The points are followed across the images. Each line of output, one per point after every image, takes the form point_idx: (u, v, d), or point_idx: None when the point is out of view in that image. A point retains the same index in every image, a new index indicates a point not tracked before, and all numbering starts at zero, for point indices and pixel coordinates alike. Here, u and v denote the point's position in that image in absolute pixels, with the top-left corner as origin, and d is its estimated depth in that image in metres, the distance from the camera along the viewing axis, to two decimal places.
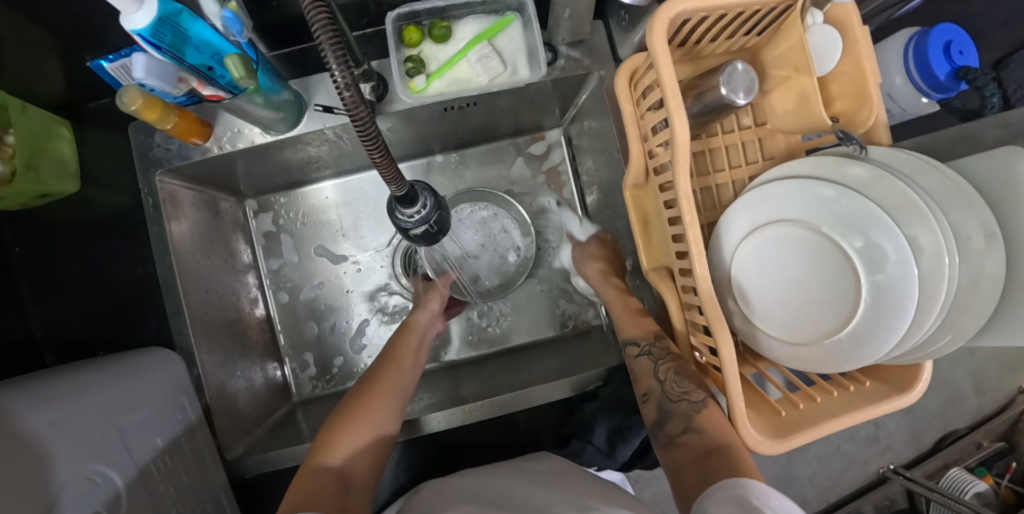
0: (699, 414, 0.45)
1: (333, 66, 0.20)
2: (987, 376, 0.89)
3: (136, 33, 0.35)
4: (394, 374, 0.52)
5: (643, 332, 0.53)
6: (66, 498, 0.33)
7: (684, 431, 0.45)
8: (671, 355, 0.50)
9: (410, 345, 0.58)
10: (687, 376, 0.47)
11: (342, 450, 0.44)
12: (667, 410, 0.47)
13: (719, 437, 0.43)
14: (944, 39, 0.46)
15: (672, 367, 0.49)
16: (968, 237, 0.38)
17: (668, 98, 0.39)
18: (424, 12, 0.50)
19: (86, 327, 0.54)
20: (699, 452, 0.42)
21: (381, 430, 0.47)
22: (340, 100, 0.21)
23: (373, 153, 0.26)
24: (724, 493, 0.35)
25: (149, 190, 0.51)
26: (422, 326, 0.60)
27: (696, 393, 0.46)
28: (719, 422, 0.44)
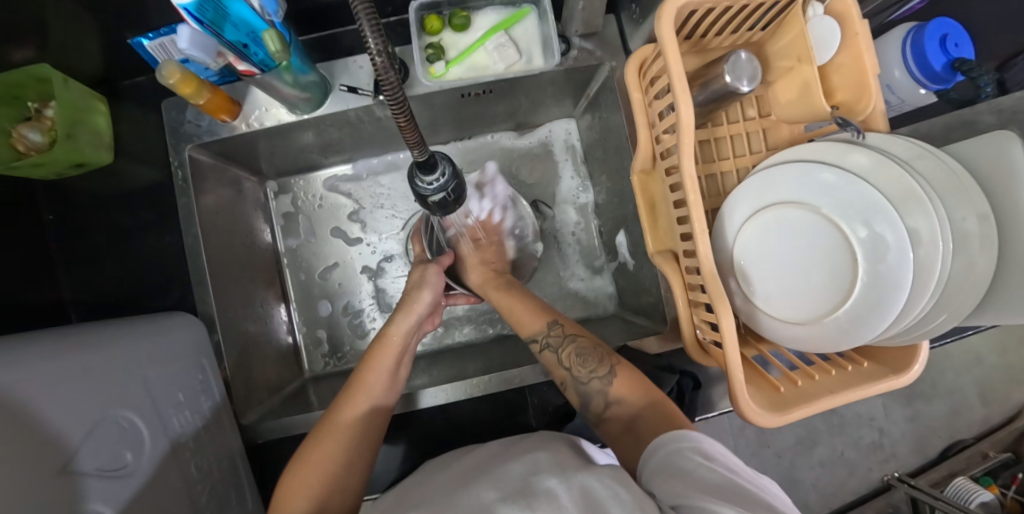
0: (611, 386, 0.47)
1: (370, 42, 0.21)
2: (994, 386, 0.88)
3: (182, 8, 0.38)
4: (357, 400, 0.48)
5: (540, 323, 0.54)
6: (96, 437, 0.36)
7: (608, 406, 0.47)
8: (567, 338, 0.52)
9: (388, 356, 0.52)
10: (588, 355, 0.49)
11: (303, 500, 0.41)
12: (585, 393, 0.48)
13: (638, 403, 0.45)
14: (940, 33, 0.48)
15: (574, 348, 0.51)
16: (961, 220, 0.40)
17: (674, 83, 0.41)
18: (445, 2, 0.53)
19: (112, 292, 0.56)
20: (626, 420, 0.45)
21: (347, 469, 0.44)
22: (373, 67, 0.22)
23: (399, 119, 0.28)
24: (666, 451, 0.37)
25: (179, 163, 0.54)
26: (401, 337, 0.54)
27: (599, 368, 0.48)
28: (630, 384, 0.47)
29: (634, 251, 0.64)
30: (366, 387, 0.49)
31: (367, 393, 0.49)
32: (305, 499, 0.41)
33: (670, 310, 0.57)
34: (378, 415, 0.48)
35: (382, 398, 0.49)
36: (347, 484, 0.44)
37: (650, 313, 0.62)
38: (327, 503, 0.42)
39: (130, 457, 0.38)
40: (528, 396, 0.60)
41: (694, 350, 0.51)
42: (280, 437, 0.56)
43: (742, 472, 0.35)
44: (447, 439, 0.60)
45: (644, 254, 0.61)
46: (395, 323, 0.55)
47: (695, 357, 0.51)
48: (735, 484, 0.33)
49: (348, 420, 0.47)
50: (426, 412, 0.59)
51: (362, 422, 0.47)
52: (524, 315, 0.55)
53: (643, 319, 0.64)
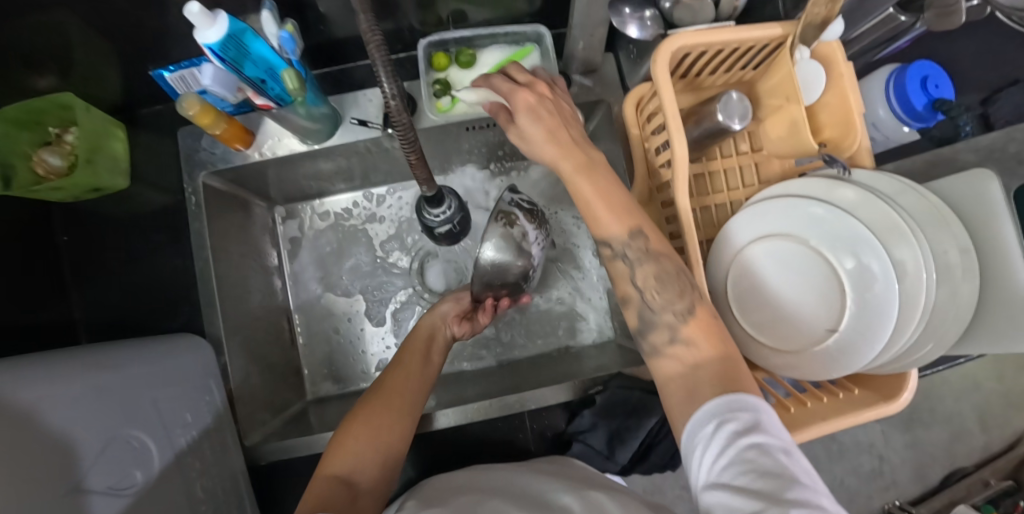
0: (685, 324, 0.38)
1: (384, 83, 0.26)
2: (993, 413, 0.89)
3: (206, 47, 0.40)
4: (405, 374, 0.51)
5: (626, 233, 0.40)
6: (106, 458, 0.36)
7: (670, 341, 0.38)
8: (649, 254, 0.40)
9: (419, 347, 0.56)
10: (668, 281, 0.40)
11: (348, 456, 0.42)
12: (647, 319, 0.40)
13: (711, 348, 0.36)
14: (920, 75, 0.51)
15: (652, 271, 0.40)
16: (944, 253, 0.42)
17: (669, 120, 0.44)
18: (452, 41, 0.56)
19: (121, 312, 0.58)
20: (686, 365, 0.36)
21: (392, 432, 0.45)
22: (387, 108, 0.26)
23: (409, 153, 0.32)
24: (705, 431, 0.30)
25: (193, 189, 0.56)
26: (431, 327, 0.59)
27: (677, 301, 0.39)
28: (707, 330, 0.37)
29: None
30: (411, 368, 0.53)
31: (406, 370, 0.52)
32: (351, 453, 0.42)
33: None
34: (419, 391, 0.51)
35: (420, 376, 0.53)
36: (393, 447, 0.45)
37: None
38: (368, 460, 0.42)
39: (140, 477, 0.38)
40: (529, 420, 0.60)
41: None
42: (284, 459, 0.56)
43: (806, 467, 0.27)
44: (449, 462, 0.60)
45: None
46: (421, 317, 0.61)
47: None
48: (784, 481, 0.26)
49: (394, 389, 0.49)
50: (429, 435, 0.60)
51: (408, 391, 0.50)
52: (605, 212, 0.40)
53: None
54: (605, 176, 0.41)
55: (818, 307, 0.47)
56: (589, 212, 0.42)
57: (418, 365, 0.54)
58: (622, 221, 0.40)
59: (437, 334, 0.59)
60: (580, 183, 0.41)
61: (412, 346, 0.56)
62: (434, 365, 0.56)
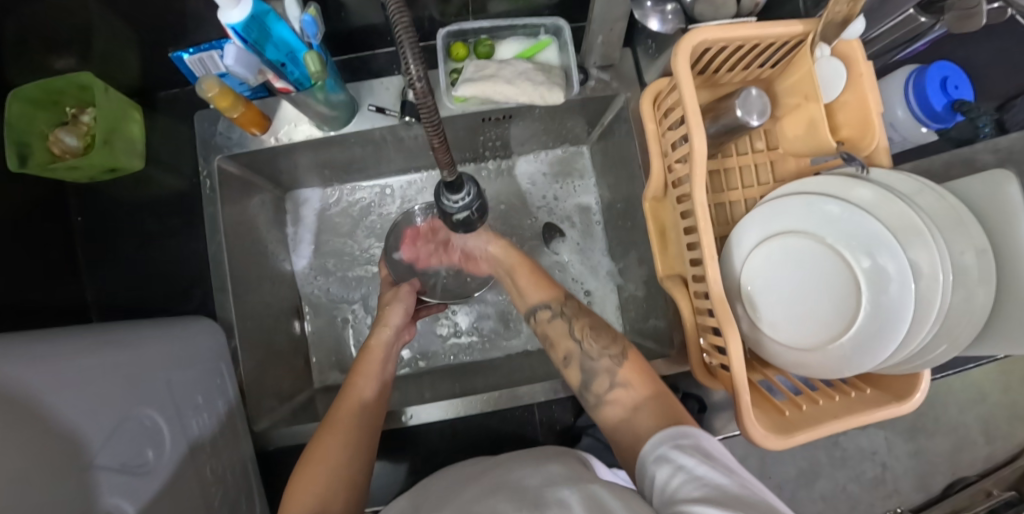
0: (620, 368, 0.46)
1: (409, 64, 0.23)
2: (997, 423, 0.89)
3: (230, 27, 0.40)
4: (349, 402, 0.47)
5: (550, 296, 0.55)
6: (121, 433, 0.36)
7: (611, 387, 0.45)
8: (581, 311, 0.53)
9: (370, 371, 0.52)
10: (601, 330, 0.49)
11: (306, 497, 0.38)
12: (589, 368, 0.47)
13: (643, 387, 0.43)
14: (940, 76, 0.51)
15: (586, 322, 0.51)
16: (961, 253, 0.41)
17: (688, 115, 0.44)
18: (471, 31, 0.56)
19: (133, 294, 0.58)
20: (632, 401, 0.43)
21: (349, 467, 0.41)
22: (412, 93, 0.23)
23: (433, 139, 0.29)
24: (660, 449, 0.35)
25: (207, 172, 0.56)
26: (383, 346, 0.56)
27: (612, 347, 0.47)
28: (639, 371, 0.45)
29: (643, 273, 0.66)
30: (358, 393, 0.48)
31: (357, 396, 0.48)
32: (310, 494, 0.38)
33: (677, 333, 0.59)
34: (371, 419, 0.47)
35: (375, 400, 0.49)
36: (350, 483, 0.41)
37: (659, 336, 0.63)
38: (331, 499, 0.39)
39: (152, 456, 0.38)
40: (537, 412, 0.60)
41: (702, 374, 0.53)
42: (292, 446, 0.56)
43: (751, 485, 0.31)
44: (456, 453, 0.59)
45: (653, 276, 0.62)
46: (374, 334, 0.57)
47: (702, 381, 0.53)
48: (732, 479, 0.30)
49: (342, 420, 0.45)
50: (436, 427, 0.59)
51: (359, 420, 0.46)
52: (533, 284, 0.57)
53: (652, 342, 0.64)
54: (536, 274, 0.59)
55: (828, 321, 0.46)
56: (523, 286, 0.58)
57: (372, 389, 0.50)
58: (549, 294, 0.55)
59: (390, 352, 0.57)
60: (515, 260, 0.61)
61: (365, 368, 0.52)
62: (387, 386, 0.52)
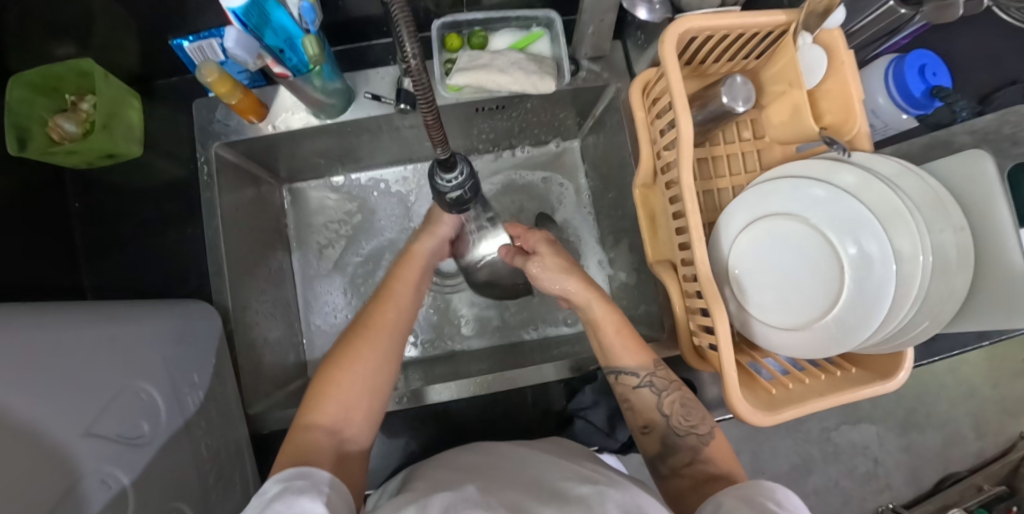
0: (706, 445, 0.47)
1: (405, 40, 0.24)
2: (986, 418, 0.91)
3: (231, 11, 0.41)
4: (384, 313, 0.50)
5: (641, 361, 0.50)
6: (118, 404, 0.37)
7: (689, 462, 0.47)
8: (673, 384, 0.50)
9: (407, 280, 0.54)
10: (693, 408, 0.49)
11: (329, 413, 0.43)
12: (673, 443, 0.48)
13: (721, 466, 0.46)
14: (918, 63, 0.53)
15: (678, 397, 0.49)
16: (941, 233, 0.43)
17: (675, 99, 0.45)
18: (465, 23, 0.57)
19: (129, 279, 0.58)
20: (699, 480, 0.45)
21: (377, 385, 0.45)
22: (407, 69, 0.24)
23: (427, 118, 0.30)
24: (738, 490, 0.38)
25: (205, 158, 0.57)
26: (425, 255, 0.58)
27: (701, 425, 0.48)
28: (724, 452, 0.47)
29: (635, 262, 0.67)
30: (392, 305, 0.51)
31: (395, 303, 0.51)
32: (336, 406, 0.43)
33: (667, 317, 0.60)
34: (402, 332, 0.50)
35: (408, 312, 0.51)
36: (374, 397, 0.45)
37: (650, 323, 0.64)
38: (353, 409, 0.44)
39: (147, 429, 0.39)
40: (530, 397, 0.61)
41: (692, 357, 0.53)
42: (287, 430, 0.57)
43: None
44: (450, 438, 0.60)
45: (644, 264, 0.63)
46: (419, 241, 0.58)
47: (692, 363, 0.54)
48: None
49: (378, 324, 0.49)
50: (430, 413, 0.60)
51: (391, 332, 0.49)
52: (627, 348, 0.50)
53: (643, 329, 0.66)
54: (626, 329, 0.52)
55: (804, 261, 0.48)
56: (609, 346, 0.51)
57: (407, 302, 0.52)
58: (639, 357, 0.50)
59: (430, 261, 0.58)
60: (606, 314, 0.51)
61: (401, 273, 0.55)
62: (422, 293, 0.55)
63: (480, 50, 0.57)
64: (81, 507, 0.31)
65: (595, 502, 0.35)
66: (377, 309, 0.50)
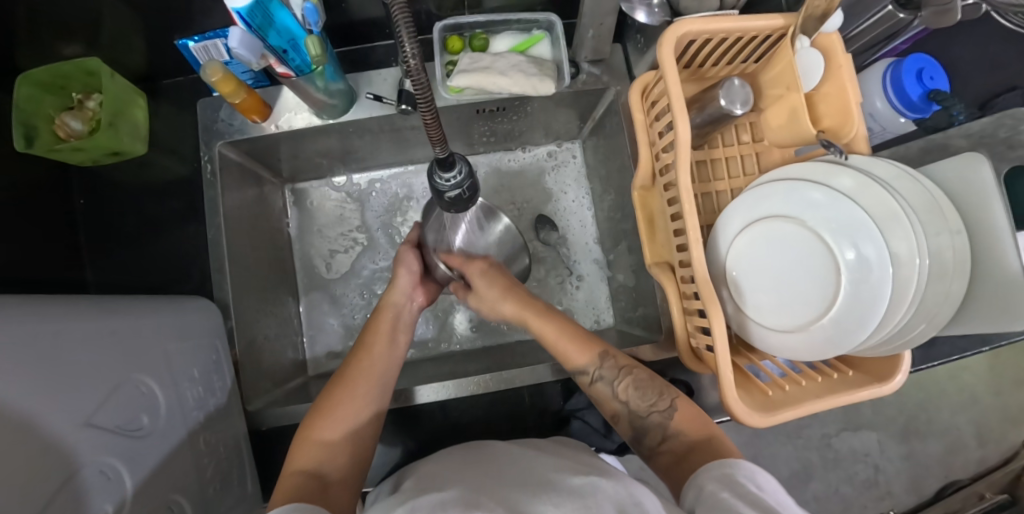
0: (674, 419, 0.47)
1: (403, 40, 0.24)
2: (989, 427, 0.90)
3: (235, 11, 0.41)
4: (367, 359, 0.52)
5: (588, 355, 0.50)
6: (119, 397, 0.37)
7: (663, 439, 0.46)
8: (624, 370, 0.49)
9: (383, 330, 0.55)
10: (647, 389, 0.48)
11: (314, 451, 0.44)
12: (642, 426, 0.48)
13: (696, 434, 0.45)
14: (916, 68, 0.53)
15: (630, 381, 0.49)
16: (937, 235, 0.43)
17: (673, 102, 0.45)
18: (467, 25, 0.58)
19: (132, 276, 0.59)
20: (681, 451, 0.44)
21: (359, 430, 0.47)
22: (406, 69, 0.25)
23: (425, 116, 0.30)
24: (714, 472, 0.38)
25: (209, 157, 0.58)
26: (397, 303, 0.60)
27: (661, 402, 0.47)
28: (693, 417, 0.47)
29: (634, 264, 0.67)
30: (374, 349, 0.53)
31: (371, 353, 0.52)
32: (319, 447, 0.44)
33: (665, 319, 0.60)
34: (386, 372, 0.52)
35: (387, 360, 0.52)
36: (352, 447, 0.46)
37: (649, 325, 0.64)
38: (337, 451, 0.44)
39: (147, 422, 0.39)
40: (527, 397, 0.61)
41: (689, 359, 0.53)
42: (286, 427, 0.57)
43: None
44: (448, 436, 0.60)
45: (642, 265, 0.64)
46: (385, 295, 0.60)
47: (689, 364, 0.53)
48: (779, 510, 0.33)
49: (358, 374, 0.50)
50: (428, 412, 0.60)
51: (372, 381, 0.50)
52: (571, 346, 0.51)
53: (642, 331, 0.66)
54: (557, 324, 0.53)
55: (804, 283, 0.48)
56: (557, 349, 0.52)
57: (384, 350, 0.53)
58: (580, 352, 0.50)
59: (401, 312, 0.60)
60: (544, 323, 0.53)
61: (380, 326, 0.56)
62: (402, 342, 0.56)
63: (481, 52, 0.58)
64: (79, 496, 0.31)
65: (586, 499, 0.35)
66: (355, 359, 0.52)
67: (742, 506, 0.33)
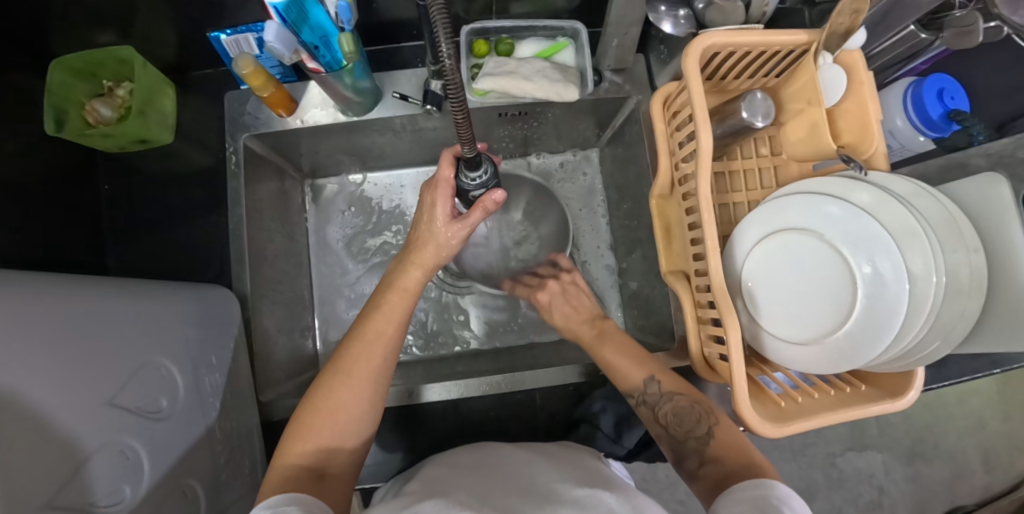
0: (710, 445, 0.46)
1: (442, 43, 0.25)
2: (997, 453, 0.89)
3: (272, 6, 0.43)
4: (372, 350, 0.44)
5: (636, 377, 0.51)
6: (139, 380, 0.38)
7: (702, 463, 0.45)
8: (665, 396, 0.49)
9: (393, 316, 0.46)
10: (686, 415, 0.48)
11: (314, 448, 0.41)
12: (680, 450, 0.47)
13: (735, 461, 0.43)
14: (937, 87, 0.54)
15: (671, 407, 0.49)
16: (953, 252, 0.43)
17: (696, 112, 0.46)
18: (494, 30, 0.59)
19: (151, 262, 0.59)
20: (719, 477, 0.42)
21: (356, 428, 0.43)
22: (443, 70, 0.26)
23: (456, 116, 0.31)
24: (749, 491, 0.37)
25: (234, 149, 0.59)
26: (416, 286, 0.48)
27: (699, 429, 0.47)
28: (734, 444, 0.45)
29: (647, 272, 0.67)
30: (381, 338, 0.45)
31: (381, 339, 0.45)
32: (316, 445, 0.41)
33: (678, 328, 0.60)
34: (390, 365, 0.45)
35: (394, 349, 0.46)
36: (353, 442, 0.44)
37: (661, 333, 0.65)
38: (336, 448, 0.42)
39: (165, 405, 0.40)
40: (539, 399, 0.61)
41: (702, 369, 0.53)
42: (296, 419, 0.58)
43: None
44: (455, 436, 0.60)
45: (656, 273, 0.64)
46: (403, 275, 0.48)
47: (702, 374, 0.53)
48: None
49: (362, 367, 0.44)
50: (437, 412, 0.60)
51: (376, 376, 0.44)
52: (627, 367, 0.52)
53: (653, 338, 0.66)
54: (627, 344, 0.55)
55: (822, 305, 0.48)
56: (615, 366, 0.53)
57: (394, 332, 0.46)
58: (633, 370, 0.52)
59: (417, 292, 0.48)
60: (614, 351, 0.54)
61: (387, 308, 0.46)
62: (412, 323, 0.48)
63: (506, 57, 0.59)
64: (97, 476, 0.31)
65: (597, 503, 0.35)
66: (357, 344, 0.45)
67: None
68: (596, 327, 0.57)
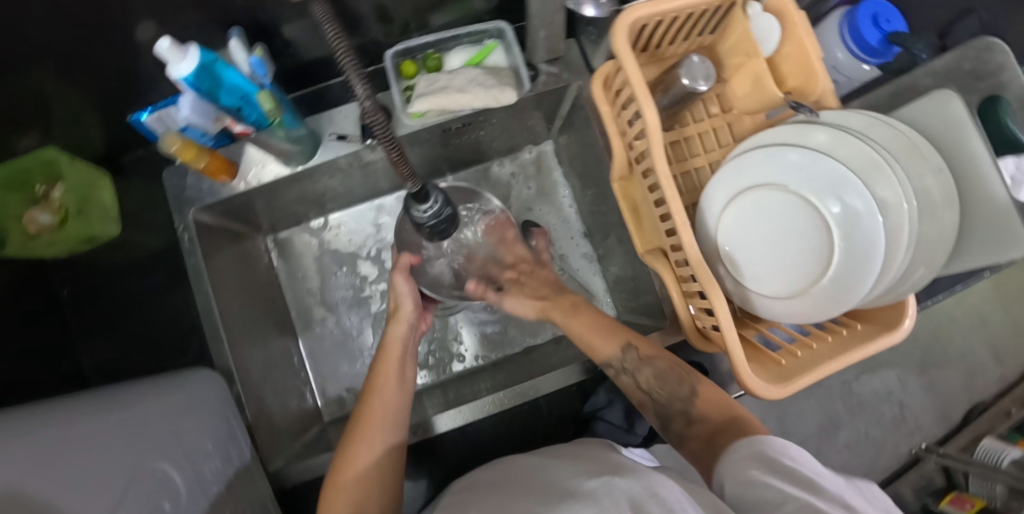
0: (695, 405, 0.46)
1: (358, 89, 0.25)
2: (1004, 345, 0.90)
3: (182, 80, 0.41)
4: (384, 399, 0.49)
5: (614, 346, 0.51)
6: (135, 488, 0.37)
7: (689, 423, 0.45)
8: (645, 361, 0.50)
9: (389, 370, 0.52)
10: (668, 377, 0.49)
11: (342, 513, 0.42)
12: (664, 414, 0.47)
13: (721, 416, 0.44)
14: (871, 12, 0.53)
15: (652, 371, 0.49)
16: (920, 178, 0.43)
17: (636, 91, 0.44)
18: (418, 48, 0.58)
19: (129, 358, 0.58)
20: (709, 431, 0.43)
21: (381, 483, 0.44)
22: (364, 114, 0.26)
23: (390, 152, 0.30)
24: (744, 450, 0.37)
25: (184, 226, 0.57)
26: (400, 342, 0.55)
27: (682, 390, 0.48)
28: (716, 398, 0.46)
29: (625, 253, 0.67)
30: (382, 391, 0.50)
31: (386, 395, 0.50)
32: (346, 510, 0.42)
33: (667, 304, 0.59)
34: (401, 415, 0.50)
35: (399, 398, 0.50)
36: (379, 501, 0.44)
37: (651, 312, 0.65)
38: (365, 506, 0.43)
39: (169, 507, 0.39)
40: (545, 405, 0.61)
41: (697, 339, 0.53)
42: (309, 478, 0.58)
43: (827, 477, 0.35)
44: (472, 458, 0.60)
45: (634, 253, 0.63)
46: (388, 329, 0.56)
47: (699, 345, 0.53)
48: (814, 479, 0.33)
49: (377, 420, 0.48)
50: (448, 439, 0.60)
51: (391, 423, 0.48)
52: (598, 339, 0.52)
53: (645, 318, 0.66)
54: (594, 321, 0.55)
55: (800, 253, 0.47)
56: (585, 338, 0.54)
57: (395, 384, 0.51)
58: (608, 342, 0.52)
59: (406, 346, 0.56)
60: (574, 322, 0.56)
61: (383, 367, 0.52)
62: (408, 378, 0.52)
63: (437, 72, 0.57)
64: None
65: (599, 491, 0.34)
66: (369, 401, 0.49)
67: (780, 485, 0.32)
68: (570, 303, 0.58)
